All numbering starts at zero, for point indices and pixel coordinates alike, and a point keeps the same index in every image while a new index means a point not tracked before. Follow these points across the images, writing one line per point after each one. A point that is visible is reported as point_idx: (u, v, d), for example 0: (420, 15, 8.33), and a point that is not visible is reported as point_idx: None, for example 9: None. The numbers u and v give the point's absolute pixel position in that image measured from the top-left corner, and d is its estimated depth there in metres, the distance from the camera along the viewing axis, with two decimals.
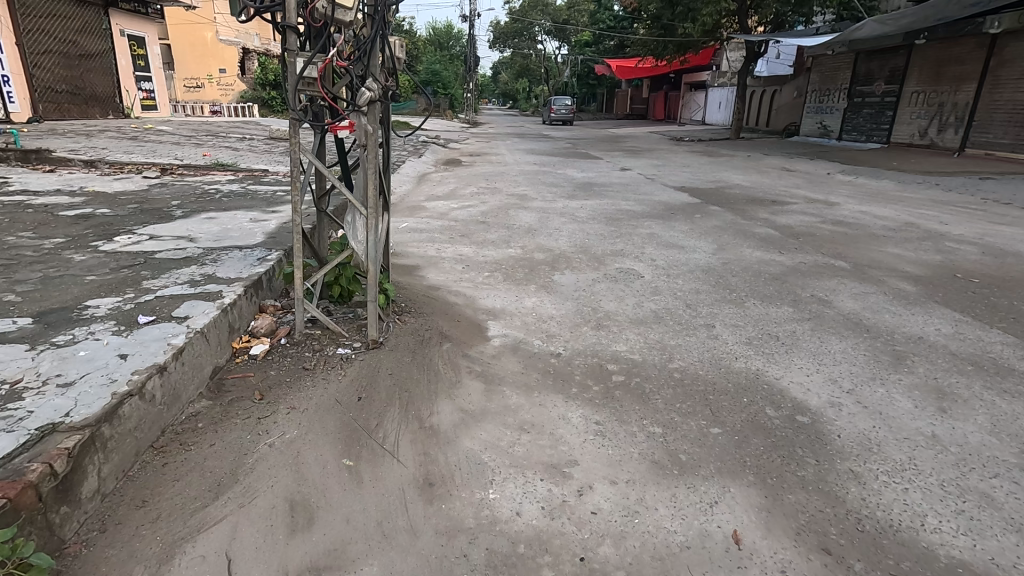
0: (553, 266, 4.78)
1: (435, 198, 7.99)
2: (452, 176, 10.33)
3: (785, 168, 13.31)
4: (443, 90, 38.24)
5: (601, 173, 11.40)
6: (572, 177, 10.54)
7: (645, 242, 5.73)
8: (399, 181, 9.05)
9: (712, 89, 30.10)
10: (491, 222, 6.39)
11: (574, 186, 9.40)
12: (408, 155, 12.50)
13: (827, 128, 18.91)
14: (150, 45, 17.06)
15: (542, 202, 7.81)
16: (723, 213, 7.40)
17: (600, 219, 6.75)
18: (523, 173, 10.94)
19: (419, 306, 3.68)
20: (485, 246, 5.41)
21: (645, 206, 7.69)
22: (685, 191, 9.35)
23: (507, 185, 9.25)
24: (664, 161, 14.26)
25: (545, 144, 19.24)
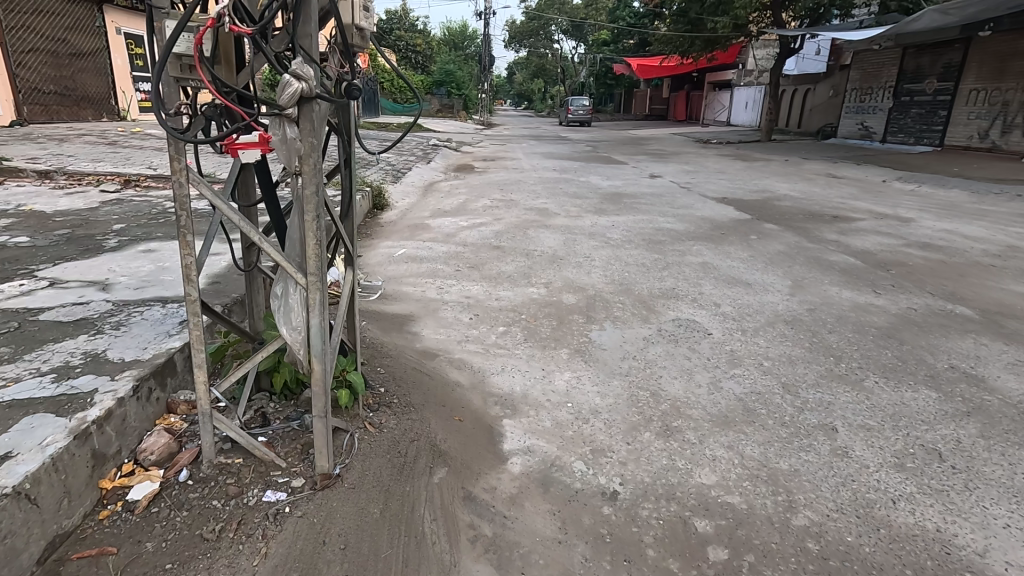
0: (589, 315, 3.65)
1: (442, 213, 6.90)
2: (463, 185, 9.24)
3: (832, 174, 12.03)
4: (457, 90, 37.26)
5: (629, 181, 10.23)
6: (597, 186, 9.39)
7: (700, 276, 4.58)
8: (402, 192, 7.96)
9: (738, 89, 28.72)
10: (508, 247, 5.28)
11: (601, 197, 8.25)
12: (415, 161, 11.43)
13: (869, 129, 17.52)
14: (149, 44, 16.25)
15: (567, 218, 6.68)
16: (783, 233, 6.21)
17: (639, 242, 5.60)
18: (542, 181, 9.81)
19: (405, 395, 2.57)
20: (500, 282, 4.30)
21: (690, 224, 6.53)
22: (729, 203, 8.16)
23: (525, 196, 8.12)
24: (695, 166, 13.03)
25: (563, 147, 18.09)
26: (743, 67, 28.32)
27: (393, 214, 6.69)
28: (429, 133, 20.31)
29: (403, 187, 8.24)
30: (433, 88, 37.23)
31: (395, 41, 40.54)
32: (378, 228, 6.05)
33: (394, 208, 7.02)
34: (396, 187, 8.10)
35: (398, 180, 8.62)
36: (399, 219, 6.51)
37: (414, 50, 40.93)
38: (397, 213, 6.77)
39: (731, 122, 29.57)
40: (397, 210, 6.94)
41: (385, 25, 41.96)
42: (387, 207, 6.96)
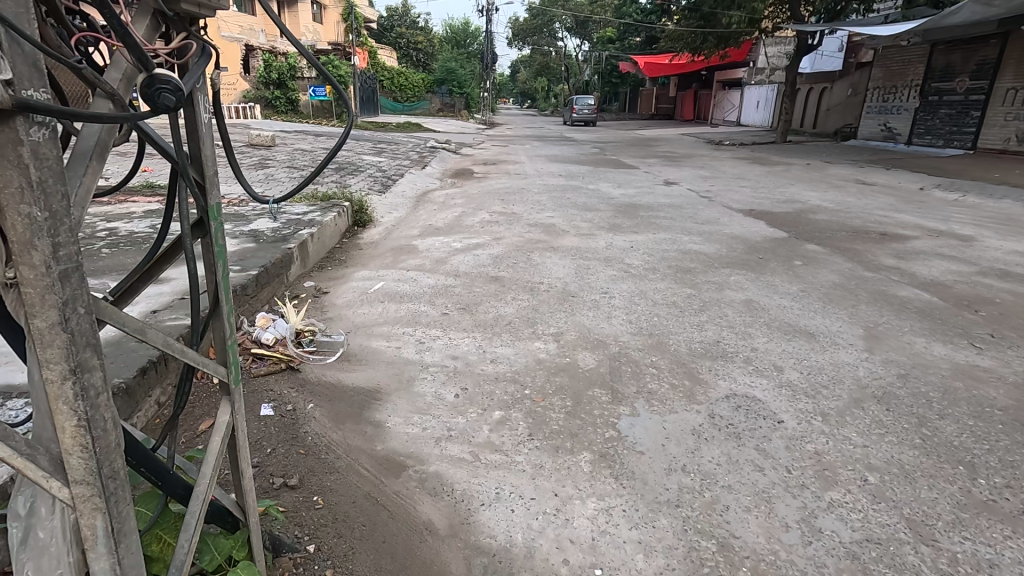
0: (616, 389, 2.75)
1: (433, 231, 5.99)
2: (460, 194, 8.35)
3: (862, 180, 11.09)
4: (459, 89, 36.40)
5: (643, 189, 9.33)
6: (609, 196, 8.47)
7: (748, 321, 3.66)
8: (391, 203, 7.06)
9: (749, 87, 27.74)
10: (509, 279, 4.38)
11: (615, 209, 7.34)
12: (409, 166, 10.54)
13: (893, 130, 16.56)
14: None
15: (577, 237, 5.77)
16: (831, 257, 5.30)
17: (665, 271, 4.70)
18: (547, 189, 8.92)
19: (343, 560, 1.70)
20: (499, 332, 3.39)
21: (720, 245, 5.62)
22: (758, 217, 7.25)
23: (529, 209, 7.23)
24: (711, 171, 12.11)
25: (568, 149, 17.19)
26: (754, 65, 27.35)
27: (377, 233, 5.80)
28: (428, 134, 19.45)
29: (392, 198, 7.35)
30: (434, 86, 36.42)
31: (396, 38, 39.82)
32: (357, 250, 5.13)
33: (380, 224, 6.14)
34: (383, 198, 7.22)
35: (387, 190, 7.74)
36: (385, 239, 5.60)
37: (415, 47, 40.15)
38: (382, 232, 5.87)
39: (741, 122, 28.60)
40: (382, 228, 6.03)
41: (385, 23, 41.37)
42: (371, 223, 6.06)
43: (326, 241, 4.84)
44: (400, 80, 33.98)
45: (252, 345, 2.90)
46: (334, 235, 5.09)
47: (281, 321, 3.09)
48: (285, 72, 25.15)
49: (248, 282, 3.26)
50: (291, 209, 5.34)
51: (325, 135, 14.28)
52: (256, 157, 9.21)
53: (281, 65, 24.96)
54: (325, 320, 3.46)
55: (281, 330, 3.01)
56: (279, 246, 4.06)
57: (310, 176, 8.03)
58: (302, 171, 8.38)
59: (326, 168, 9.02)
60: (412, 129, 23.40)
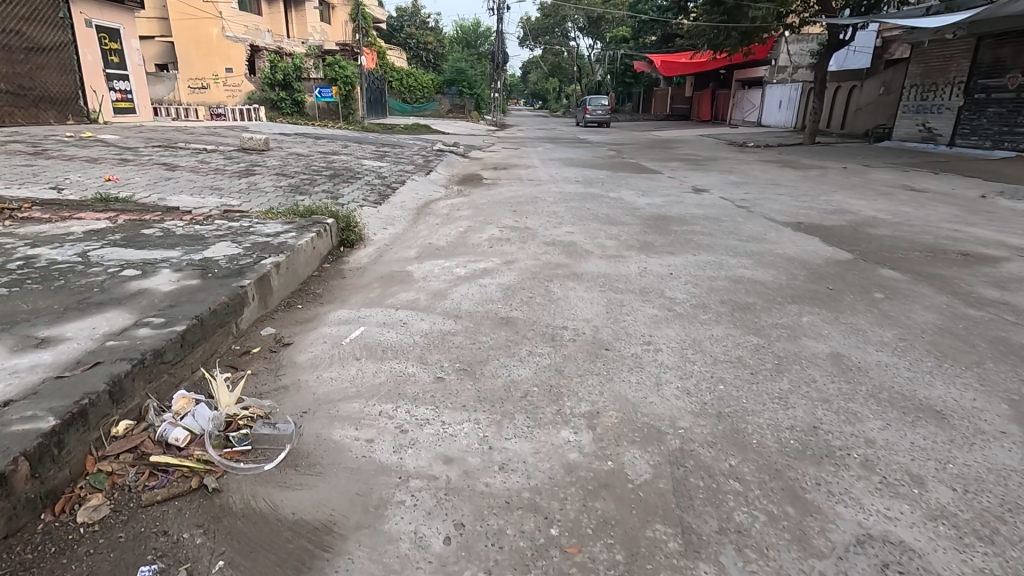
0: (686, 529, 1.84)
1: (433, 251, 5.10)
2: (467, 203, 7.47)
3: (910, 186, 10.07)
4: (469, 90, 35.24)
5: (670, 197, 8.40)
6: (634, 206, 7.54)
7: (848, 391, 2.72)
8: (386, 216, 6.17)
9: (771, 86, 26.64)
10: (524, 321, 3.47)
11: (643, 223, 6.43)
12: (412, 171, 9.70)
13: (933, 130, 15.44)
14: (126, 39, 14.91)
15: (603, 260, 4.87)
16: (916, 287, 4.34)
17: (717, 309, 3.76)
18: (564, 198, 8.03)
19: None
20: (511, 412, 2.48)
21: (776, 271, 4.68)
22: (809, 232, 6.29)
23: (545, 222, 6.33)
24: (740, 176, 11.15)
25: (583, 152, 16.29)
26: (776, 63, 26.22)
27: (367, 254, 4.92)
28: (436, 136, 18.62)
29: (390, 210, 6.47)
30: (444, 86, 35.33)
31: (405, 39, 39.20)
32: (339, 278, 4.24)
33: (372, 242, 5.26)
34: (379, 210, 6.35)
35: (384, 200, 6.88)
36: (376, 262, 4.71)
37: (425, 47, 39.50)
38: (373, 253, 4.97)
39: (763, 122, 27.48)
40: (373, 247, 5.14)
41: (395, 23, 40.86)
42: (361, 241, 5.17)
43: (299, 270, 3.96)
44: (409, 80, 33.34)
45: (153, 451, 1.99)
46: (310, 261, 4.21)
47: (203, 407, 2.19)
48: (290, 72, 24.55)
49: (167, 344, 2.36)
50: (261, 229, 4.46)
51: (326, 138, 13.50)
52: (244, 162, 8.41)
53: (286, 66, 24.39)
54: (277, 393, 2.57)
55: (202, 420, 2.12)
56: (229, 282, 3.18)
57: (299, 184, 7.21)
58: (292, 178, 7.55)
59: (320, 174, 8.19)
60: (420, 131, 22.58)
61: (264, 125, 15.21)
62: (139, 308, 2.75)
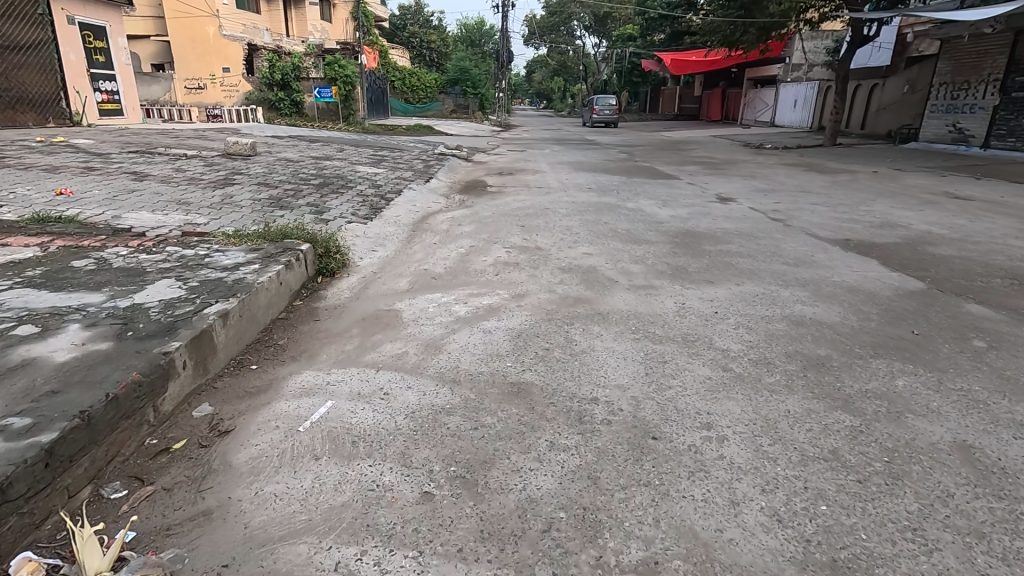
0: None
1: (428, 281, 4.30)
2: (470, 216, 6.70)
3: (953, 193, 9.28)
4: (473, 89, 34.35)
5: (694, 207, 7.62)
6: (656, 220, 6.75)
7: (1008, 517, 1.91)
8: (376, 235, 5.38)
9: (785, 85, 25.79)
10: (542, 390, 2.68)
11: (671, 242, 5.64)
12: (411, 178, 8.94)
13: (965, 131, 14.66)
14: (113, 37, 14.21)
15: (630, 293, 4.08)
16: (1018, 329, 3.56)
17: (785, 369, 2.96)
18: (577, 210, 7.25)
19: None
20: (530, 566, 1.69)
21: (842, 306, 3.90)
22: (861, 251, 5.51)
23: (558, 240, 5.55)
24: (765, 182, 10.36)
25: (593, 155, 15.52)
26: (790, 61, 25.38)
27: (349, 285, 4.13)
28: (438, 138, 17.91)
29: (380, 227, 5.68)
30: (447, 86, 34.49)
31: (408, 38, 38.54)
32: (310, 322, 3.44)
33: (357, 269, 4.46)
34: (368, 227, 5.56)
35: (376, 215, 6.11)
36: (359, 297, 3.92)
37: (428, 46, 38.77)
38: (355, 284, 4.17)
39: (776, 122, 26.63)
40: (358, 275, 4.35)
41: (397, 22, 40.25)
42: (342, 269, 4.38)
43: (258, 315, 3.17)
44: (412, 80, 32.67)
45: None
46: (275, 301, 3.42)
47: None
48: (289, 72, 23.90)
49: (14, 473, 1.58)
50: (218, 259, 3.68)
51: (321, 141, 12.76)
52: (224, 171, 7.66)
53: (285, 65, 23.76)
54: (189, 528, 1.78)
55: None
56: (150, 346, 2.39)
57: (282, 196, 6.46)
58: (275, 189, 6.79)
59: (307, 183, 7.43)
60: (422, 132, 21.88)
61: (256, 127, 14.47)
62: (8, 396, 1.98)
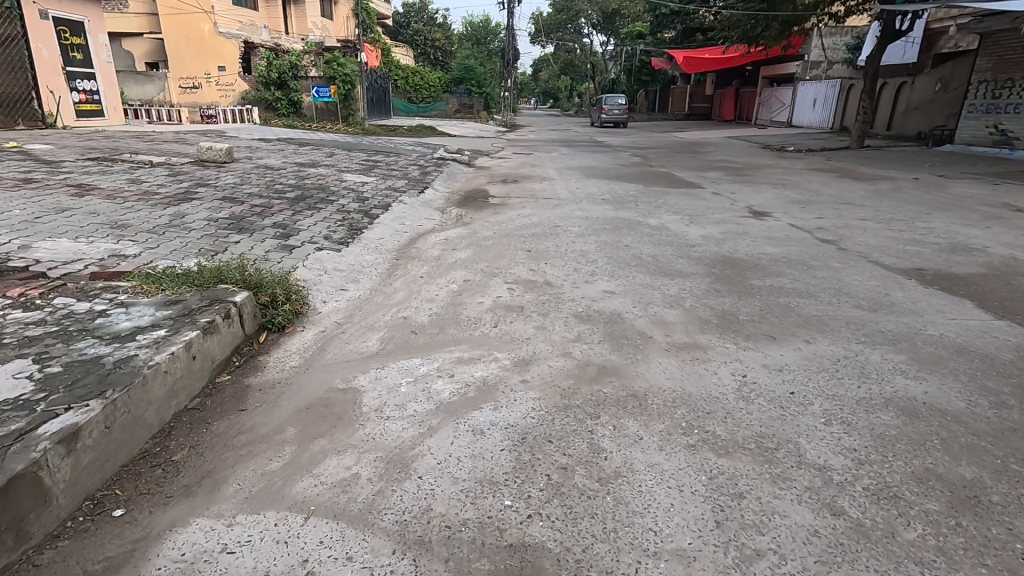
0: None
1: (407, 337, 3.32)
2: (466, 237, 5.75)
3: (1013, 203, 8.30)
4: (478, 88, 33.05)
5: (726, 224, 6.64)
6: (685, 242, 5.78)
7: None
8: (349, 268, 4.40)
9: (803, 84, 24.71)
10: (559, 564, 1.70)
11: (707, 274, 4.66)
12: (404, 188, 8.01)
13: (1007, 133, 13.85)
14: (92, 33, 13.35)
15: (669, 358, 3.09)
16: None
17: (923, 510, 1.96)
18: (590, 228, 6.28)
19: None
20: None
21: (959, 379, 2.90)
22: (941, 284, 4.54)
23: (571, 272, 4.58)
24: (798, 191, 9.36)
25: (604, 158, 14.55)
26: (808, 58, 24.32)
27: (300, 346, 3.15)
28: (439, 140, 17.03)
29: (356, 256, 4.69)
30: (452, 85, 33.36)
31: (412, 36, 37.76)
32: (231, 415, 2.46)
33: (316, 320, 3.47)
34: (341, 257, 4.59)
35: (355, 238, 5.15)
36: (311, 366, 2.93)
37: (432, 45, 37.94)
38: (309, 344, 3.18)
39: (793, 122, 25.53)
40: (315, 329, 3.36)
41: (401, 20, 39.57)
42: (295, 322, 3.39)
43: (145, 415, 2.18)
44: (415, 79, 31.86)
45: None
46: (180, 387, 2.43)
47: None
48: (286, 71, 22.96)
49: None
50: (113, 320, 2.70)
51: (311, 145, 11.83)
52: (188, 182, 6.73)
53: (282, 63, 22.79)
54: None
55: None
56: None
57: (245, 213, 5.53)
58: (240, 205, 5.86)
59: (280, 196, 6.51)
60: (424, 134, 20.97)
61: (245, 129, 13.55)
62: None
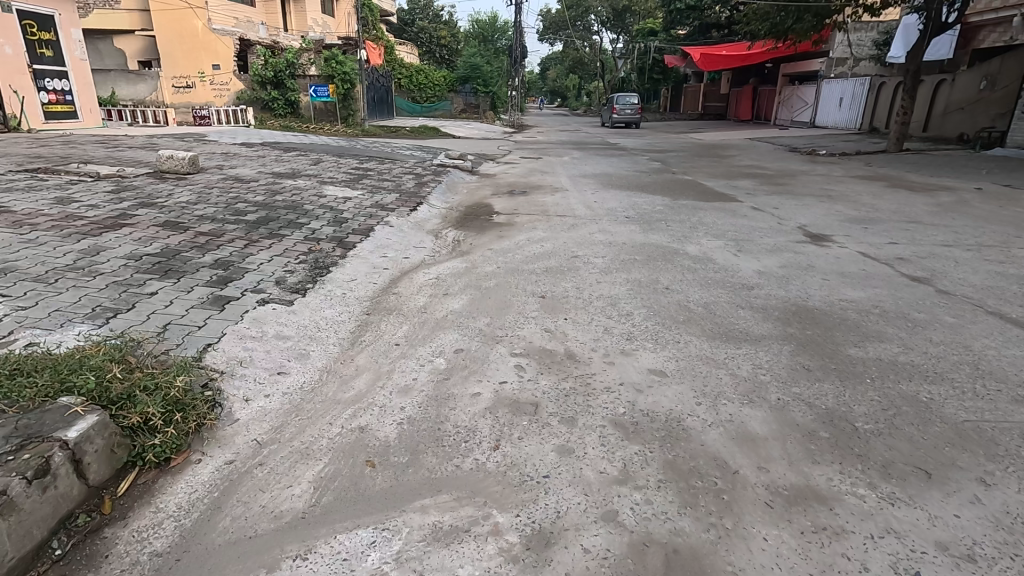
0: None
1: (356, 476, 2.14)
2: (462, 274, 4.58)
3: None
4: (485, 87, 31.83)
5: (782, 252, 5.43)
6: (738, 282, 4.57)
7: None
8: (299, 332, 3.23)
9: (827, 82, 23.35)
10: None
11: (783, 337, 3.46)
12: (393, 203, 6.86)
13: None
14: (64, 27, 12.28)
15: (779, 529, 1.90)
16: None
17: None
18: (616, 259, 5.09)
19: None
20: None
21: None
22: None
23: (600, 338, 3.39)
24: (850, 206, 8.10)
25: (620, 163, 13.36)
26: (833, 55, 22.97)
27: (182, 500, 1.97)
28: (441, 143, 15.90)
29: (312, 312, 3.51)
30: (457, 84, 32.22)
31: (416, 33, 36.77)
32: None
33: (225, 440, 2.29)
34: (292, 315, 3.41)
35: (317, 281, 3.98)
36: (185, 554, 1.75)
37: (437, 43, 36.88)
38: (198, 495, 2.00)
39: (817, 122, 24.17)
40: (218, 459, 2.18)
41: (405, 17, 38.61)
42: (189, 446, 2.21)
43: None
44: (420, 77, 30.85)
45: None
46: None
47: None
48: (283, 69, 21.92)
49: None
50: None
51: (297, 150, 10.72)
52: (128, 202, 5.58)
53: (278, 61, 21.73)
54: None
55: None
56: None
57: (183, 246, 4.39)
58: (182, 233, 4.71)
59: (238, 219, 5.37)
60: (427, 134, 19.90)
61: (229, 132, 12.43)
62: None
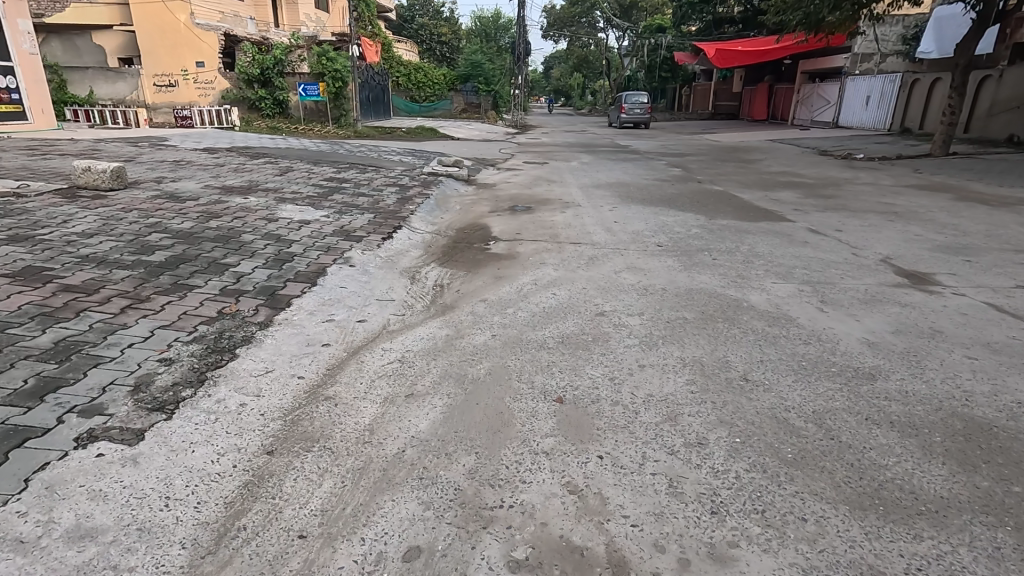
0: None
1: None
2: (440, 351, 3.12)
3: None
4: (486, 86, 30.36)
5: (878, 305, 3.98)
6: (844, 362, 3.11)
7: None
8: (123, 516, 1.78)
9: (852, 79, 21.78)
10: None
11: (980, 504, 2.01)
12: (365, 229, 5.43)
13: None
14: (9, 17, 10.85)
15: None
16: None
17: None
18: (659, 318, 3.64)
19: None
20: None
21: None
22: None
23: (664, 511, 1.94)
24: (927, 226, 6.62)
25: (637, 169, 11.91)
26: (858, 50, 21.44)
27: None
28: (436, 146, 14.43)
29: (169, 458, 2.05)
30: (458, 83, 30.77)
31: (416, 31, 35.45)
32: None
33: None
34: (125, 472, 1.95)
35: (205, 382, 2.53)
36: None
37: (438, 40, 35.53)
38: None
39: (840, 122, 22.61)
40: None
41: (405, 13, 37.20)
42: None
43: None
44: (418, 75, 29.53)
45: None
46: None
47: None
48: (270, 67, 20.64)
49: None
50: None
51: (266, 157, 9.31)
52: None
53: (265, 58, 20.52)
54: None
55: None
56: None
57: (21, 314, 2.96)
58: (34, 288, 3.28)
59: (138, 259, 3.94)
60: (422, 136, 18.47)
61: (194, 136, 11.04)
62: None
